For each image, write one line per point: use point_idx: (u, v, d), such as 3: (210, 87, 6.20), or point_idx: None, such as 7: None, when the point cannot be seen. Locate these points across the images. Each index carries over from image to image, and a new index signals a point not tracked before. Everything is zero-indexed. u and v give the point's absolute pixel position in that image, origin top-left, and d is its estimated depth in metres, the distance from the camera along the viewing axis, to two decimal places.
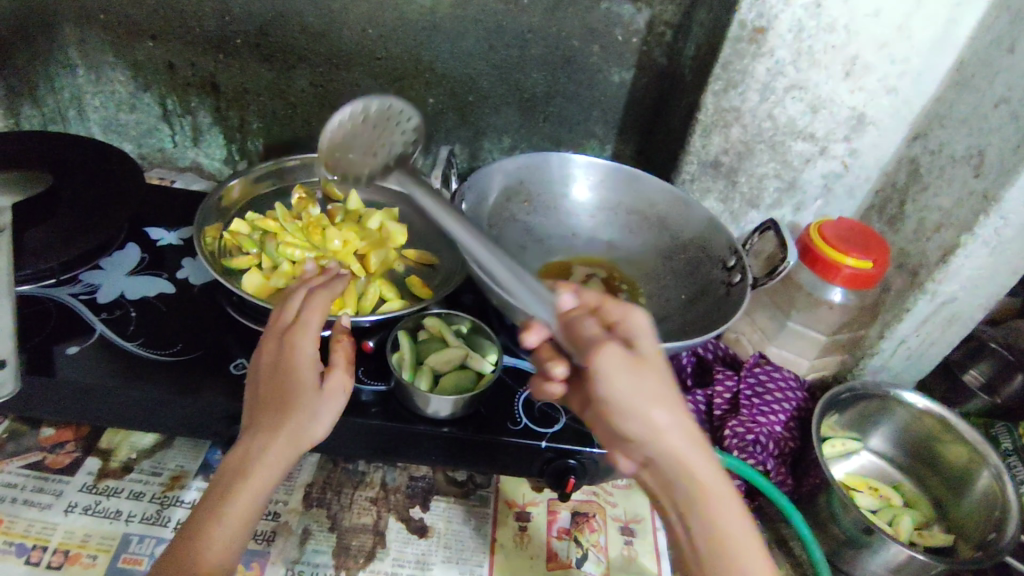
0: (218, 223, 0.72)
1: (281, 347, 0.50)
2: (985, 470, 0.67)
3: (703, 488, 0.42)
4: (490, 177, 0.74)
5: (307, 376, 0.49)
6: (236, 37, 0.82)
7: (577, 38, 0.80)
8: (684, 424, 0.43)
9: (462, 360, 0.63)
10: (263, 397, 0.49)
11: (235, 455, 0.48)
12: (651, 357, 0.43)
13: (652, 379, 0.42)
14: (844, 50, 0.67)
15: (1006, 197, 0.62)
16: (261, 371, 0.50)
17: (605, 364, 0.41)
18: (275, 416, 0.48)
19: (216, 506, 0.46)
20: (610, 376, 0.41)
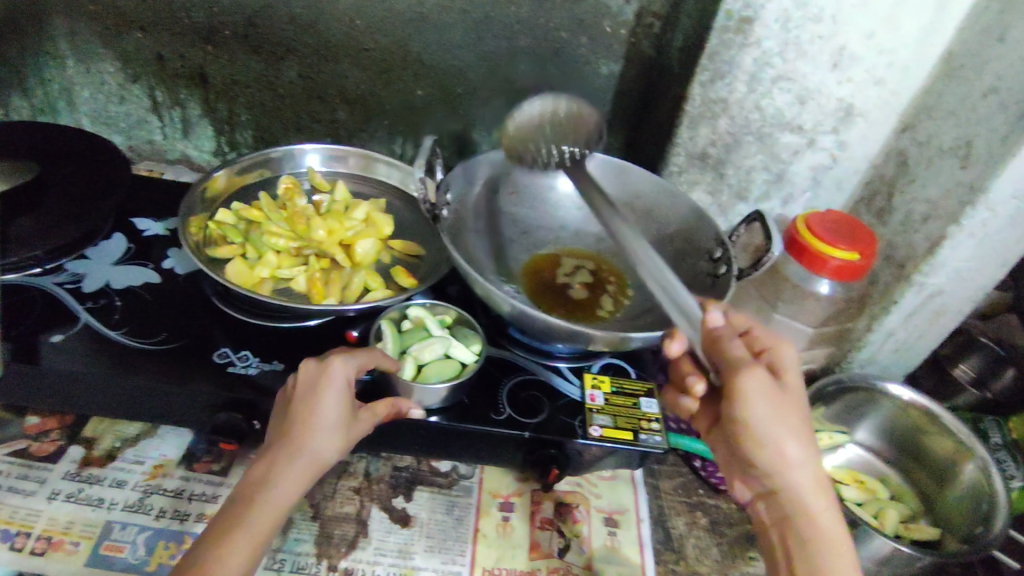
0: (203, 213, 0.71)
1: (317, 372, 0.53)
2: (971, 463, 0.67)
3: (815, 506, 0.52)
4: (476, 168, 0.74)
5: (338, 405, 0.52)
6: (225, 27, 0.82)
7: (565, 30, 0.80)
8: (813, 457, 0.52)
9: (445, 350, 0.62)
10: (290, 421, 0.51)
11: (255, 474, 0.50)
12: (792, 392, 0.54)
13: (792, 412, 0.52)
14: (831, 41, 0.67)
15: (992, 188, 0.61)
16: (296, 398, 0.52)
17: (754, 389, 0.51)
18: (303, 439, 0.50)
19: (233, 521, 0.47)
20: (756, 400, 0.51)
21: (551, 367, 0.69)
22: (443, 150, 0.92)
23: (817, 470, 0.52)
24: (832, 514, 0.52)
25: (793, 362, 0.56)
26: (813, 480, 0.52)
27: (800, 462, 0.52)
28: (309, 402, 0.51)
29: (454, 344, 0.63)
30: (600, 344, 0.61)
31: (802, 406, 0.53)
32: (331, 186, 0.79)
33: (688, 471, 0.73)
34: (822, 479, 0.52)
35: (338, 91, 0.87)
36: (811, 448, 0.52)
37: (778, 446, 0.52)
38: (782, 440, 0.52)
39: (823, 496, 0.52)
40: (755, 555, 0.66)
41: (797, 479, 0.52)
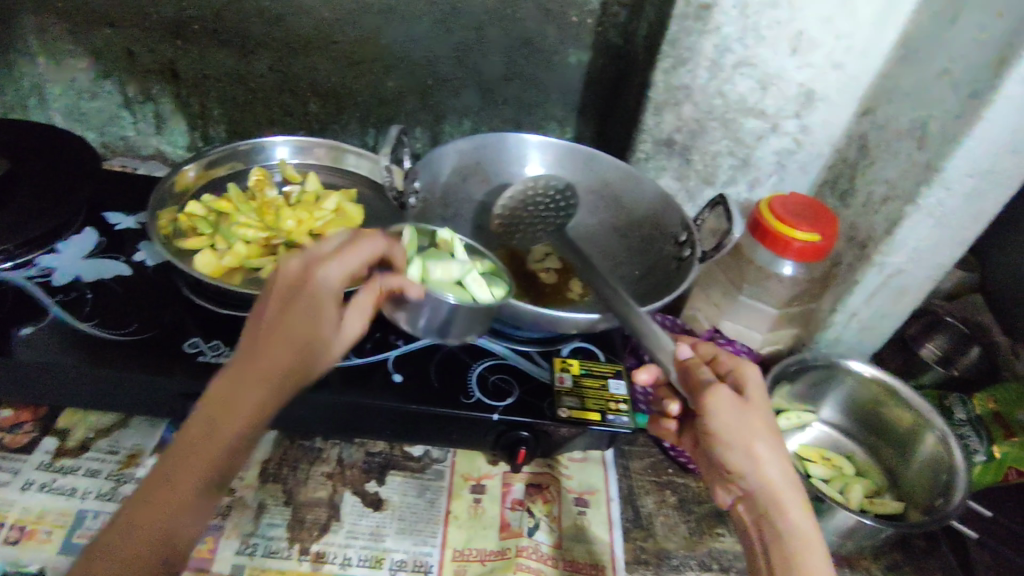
0: (174, 206, 0.72)
1: (305, 270, 0.48)
2: (931, 434, 0.69)
3: (790, 510, 0.50)
4: (443, 156, 0.74)
5: (320, 315, 0.47)
6: (194, 22, 0.82)
7: (533, 20, 0.81)
8: (783, 459, 0.52)
9: (460, 276, 0.60)
10: (268, 329, 0.45)
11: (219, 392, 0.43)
12: (757, 401, 0.53)
13: (758, 418, 0.52)
14: (789, 26, 0.68)
15: (946, 168, 0.63)
16: (271, 307, 0.46)
17: (717, 400, 0.51)
18: (278, 356, 0.44)
19: (183, 461, 0.41)
20: (719, 410, 0.51)
21: (521, 352, 0.71)
22: (416, 142, 0.93)
23: (788, 470, 0.52)
24: (804, 510, 0.51)
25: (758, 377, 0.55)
26: (785, 479, 0.51)
27: (772, 467, 0.51)
28: (286, 315, 0.46)
29: (472, 274, 0.60)
30: (569, 328, 0.62)
31: (768, 416, 0.53)
32: (303, 178, 0.79)
33: (659, 451, 0.74)
34: (793, 477, 0.52)
35: (309, 85, 0.87)
36: (781, 450, 0.52)
37: (748, 449, 0.51)
38: (752, 445, 0.51)
39: (797, 492, 0.51)
40: (723, 532, 0.68)
41: (769, 478, 0.51)
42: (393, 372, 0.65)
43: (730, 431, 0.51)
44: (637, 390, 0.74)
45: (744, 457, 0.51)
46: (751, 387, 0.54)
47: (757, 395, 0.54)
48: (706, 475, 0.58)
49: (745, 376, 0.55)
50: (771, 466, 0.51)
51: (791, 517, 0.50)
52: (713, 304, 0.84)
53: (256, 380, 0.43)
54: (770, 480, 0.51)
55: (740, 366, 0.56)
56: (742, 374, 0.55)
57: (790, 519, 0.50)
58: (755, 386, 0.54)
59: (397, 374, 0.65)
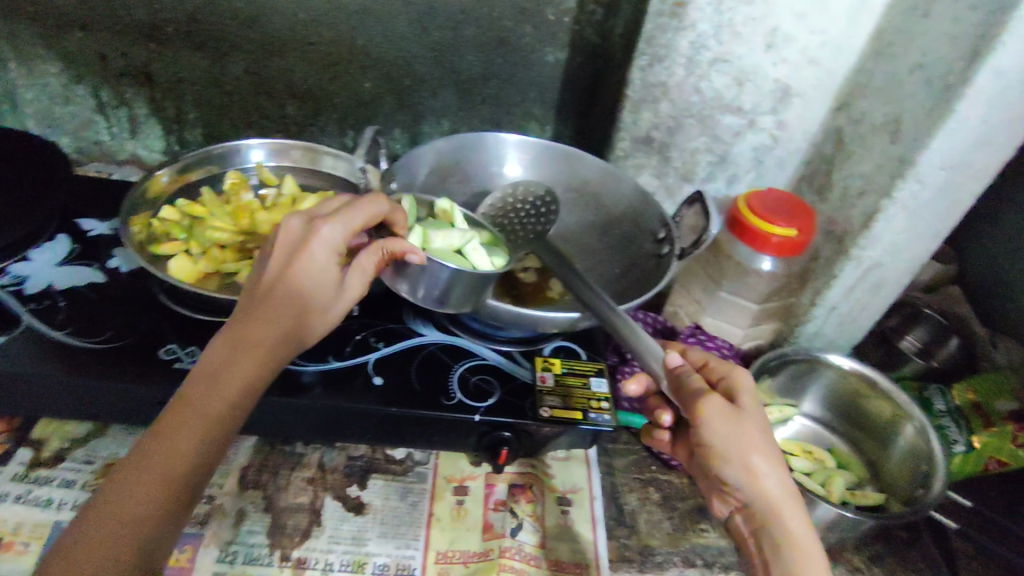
0: (148, 212, 0.71)
1: (305, 231, 0.49)
2: (910, 425, 0.70)
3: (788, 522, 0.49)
4: (422, 157, 0.74)
5: (314, 275, 0.48)
6: (167, 25, 0.81)
7: (509, 19, 0.81)
8: (781, 470, 0.50)
9: (459, 244, 0.62)
10: (267, 292, 0.48)
11: (217, 354, 0.46)
12: (752, 411, 0.51)
13: (753, 428, 0.49)
14: (764, 23, 0.68)
15: (920, 161, 0.63)
16: (268, 268, 0.49)
17: (708, 410, 0.49)
18: (272, 317, 0.47)
19: (180, 423, 0.43)
20: (712, 421, 0.49)
21: (503, 352, 0.71)
22: (396, 143, 0.93)
23: (786, 481, 0.50)
24: (803, 523, 0.49)
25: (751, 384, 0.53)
26: (783, 492, 0.49)
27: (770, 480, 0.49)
28: (283, 276, 0.48)
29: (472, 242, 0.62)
30: (549, 327, 0.62)
31: (763, 425, 0.50)
32: (280, 180, 0.79)
33: (641, 448, 0.75)
34: (791, 488, 0.50)
35: (286, 86, 0.86)
36: (777, 460, 0.50)
37: (744, 462, 0.49)
38: (748, 457, 0.49)
39: (796, 503, 0.49)
40: (706, 527, 0.68)
41: (766, 490, 0.49)
42: (374, 375, 0.64)
43: (723, 443, 0.49)
44: (620, 388, 0.74)
45: (740, 469, 0.50)
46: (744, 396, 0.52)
47: (752, 403, 0.51)
48: (704, 486, 0.56)
49: (738, 384, 0.53)
50: (767, 478, 0.49)
51: (790, 529, 0.48)
52: (693, 301, 0.84)
53: (250, 344, 0.46)
54: (768, 493, 0.49)
55: (734, 373, 0.54)
56: (736, 382, 0.53)
57: (788, 532, 0.48)
58: (750, 394, 0.52)
59: (377, 377, 0.64)
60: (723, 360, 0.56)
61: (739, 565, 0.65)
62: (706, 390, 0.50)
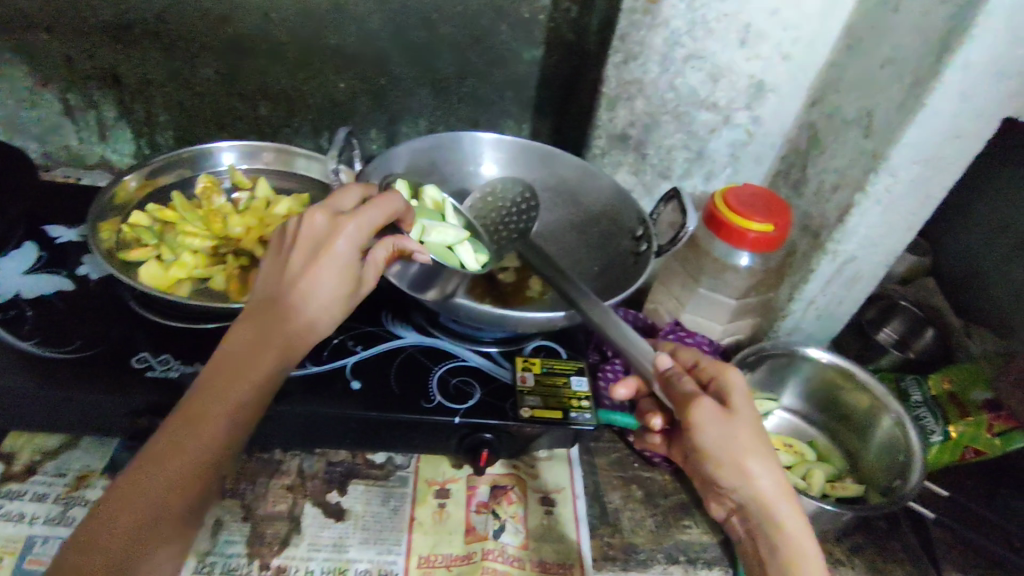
0: (116, 218, 0.69)
1: (327, 224, 0.50)
2: (888, 417, 0.70)
3: (784, 520, 0.49)
4: (399, 157, 0.72)
5: (341, 270, 0.49)
6: (135, 26, 0.79)
7: (484, 17, 0.80)
8: (775, 469, 0.50)
9: (451, 241, 0.66)
10: (289, 281, 0.48)
11: (239, 346, 0.46)
12: (743, 411, 0.50)
13: (744, 430, 0.49)
14: (737, 19, 0.68)
15: (892, 155, 0.63)
16: (294, 258, 0.49)
17: (699, 416, 0.49)
18: (300, 309, 0.48)
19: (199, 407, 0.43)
20: (702, 426, 0.49)
21: (482, 352, 0.70)
22: (372, 144, 0.92)
23: (780, 479, 0.50)
24: (800, 520, 0.49)
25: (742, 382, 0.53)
26: (776, 491, 0.49)
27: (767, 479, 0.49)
28: (312, 267, 0.48)
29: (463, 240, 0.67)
30: (528, 328, 0.62)
31: (757, 426, 0.50)
32: (253, 183, 0.78)
33: (624, 446, 0.75)
34: (786, 485, 0.50)
35: (258, 87, 0.85)
36: (771, 460, 0.49)
37: (736, 464, 0.49)
38: (741, 460, 0.49)
39: (790, 500, 0.49)
40: (689, 523, 0.68)
41: (761, 490, 0.49)
42: (352, 379, 0.64)
43: (715, 447, 0.50)
44: (601, 385, 0.74)
45: (733, 471, 0.50)
46: (736, 397, 0.51)
47: (742, 403, 0.51)
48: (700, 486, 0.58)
49: (728, 384, 0.52)
50: (761, 478, 0.49)
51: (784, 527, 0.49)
52: (672, 297, 0.84)
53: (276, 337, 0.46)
54: (761, 492, 0.49)
55: (723, 373, 0.53)
56: (726, 382, 0.52)
57: (784, 530, 0.49)
58: (740, 394, 0.52)
59: (355, 381, 0.64)
60: (713, 358, 0.55)
61: (722, 560, 0.65)
62: (696, 393, 0.50)
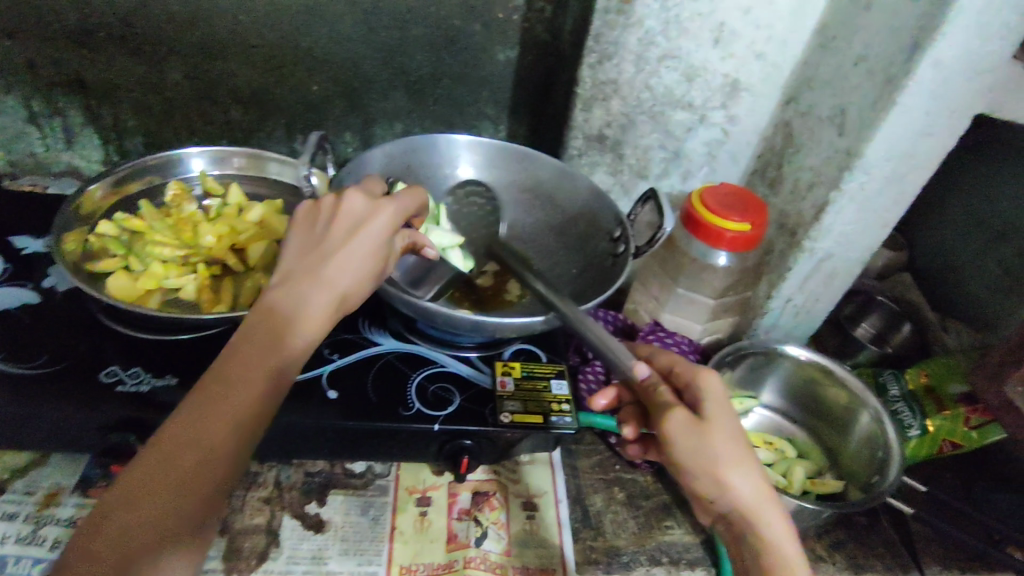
0: (82, 227, 0.68)
1: (365, 204, 0.52)
2: (866, 414, 0.71)
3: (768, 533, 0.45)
4: (373, 161, 0.71)
5: (375, 247, 0.50)
6: (100, 30, 0.77)
7: (457, 18, 0.79)
8: (756, 481, 0.46)
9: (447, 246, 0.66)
10: (331, 249, 0.49)
11: (271, 318, 0.45)
12: (718, 419, 0.47)
13: (718, 439, 0.46)
14: (710, 18, 0.68)
15: (865, 153, 0.64)
16: (332, 231, 0.50)
17: (670, 428, 0.47)
18: (337, 279, 0.48)
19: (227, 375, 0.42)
20: (673, 439, 0.47)
21: (461, 357, 0.70)
22: (347, 147, 0.91)
23: (761, 491, 0.46)
24: (785, 534, 0.45)
25: (721, 388, 0.49)
26: (756, 502, 0.45)
27: (748, 491, 0.45)
28: (351, 240, 0.49)
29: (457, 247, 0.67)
30: (506, 333, 0.61)
31: (734, 435, 0.46)
32: (225, 190, 0.76)
33: (605, 448, 0.75)
34: (769, 497, 0.46)
35: (229, 91, 0.84)
36: (750, 469, 0.46)
37: (712, 476, 0.46)
38: (716, 473, 0.45)
39: (773, 513, 0.45)
40: (671, 524, 0.68)
41: (740, 502, 0.45)
42: (328, 389, 0.63)
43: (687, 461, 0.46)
44: (582, 388, 0.74)
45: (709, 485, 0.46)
46: (711, 406, 0.48)
47: (717, 411, 0.47)
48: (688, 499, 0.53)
49: (703, 390, 0.49)
50: (739, 490, 0.45)
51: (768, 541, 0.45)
52: (652, 298, 0.84)
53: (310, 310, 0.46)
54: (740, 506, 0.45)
55: (699, 377, 0.50)
56: (702, 387, 0.49)
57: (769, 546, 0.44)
58: (717, 400, 0.48)
59: (332, 391, 0.62)
60: (690, 363, 0.52)
61: (704, 560, 0.65)
62: (670, 404, 0.48)
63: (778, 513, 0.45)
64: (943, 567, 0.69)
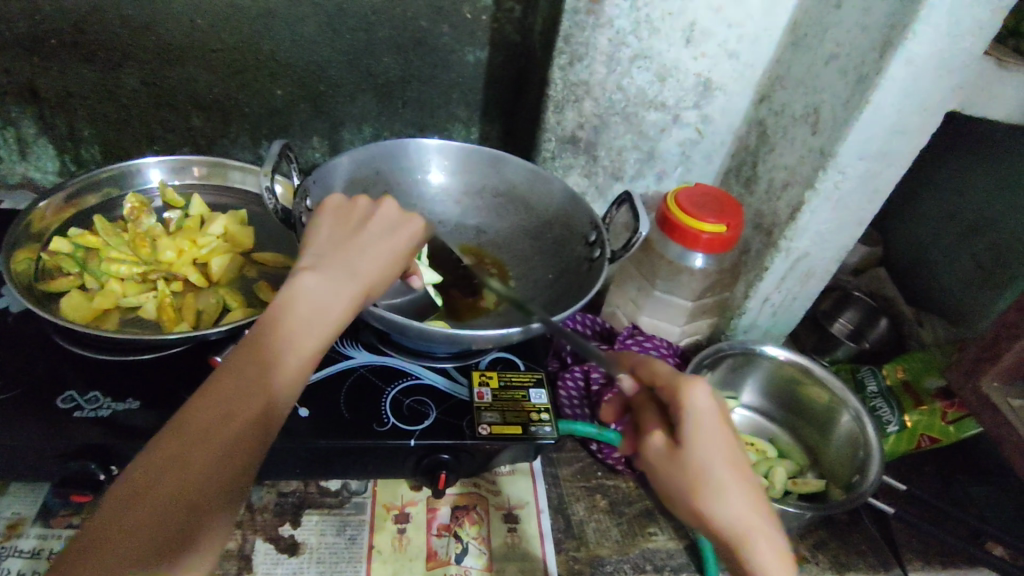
0: (34, 244, 0.65)
1: (398, 210, 0.52)
2: (846, 414, 0.71)
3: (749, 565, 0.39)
4: (339, 168, 0.68)
5: (407, 250, 0.50)
6: (50, 36, 0.74)
7: (425, 19, 0.77)
8: (737, 510, 0.40)
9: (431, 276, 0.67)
10: (366, 247, 0.48)
11: (292, 311, 0.43)
12: (689, 444, 0.41)
13: (688, 467, 0.41)
14: (681, 17, 0.67)
15: (838, 152, 0.63)
16: (368, 226, 0.49)
17: (647, 454, 0.43)
18: (371, 274, 0.47)
19: (228, 386, 0.40)
20: (650, 466, 0.43)
21: (437, 369, 0.68)
22: (315, 152, 0.89)
23: (746, 523, 0.40)
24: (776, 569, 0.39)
25: (703, 403, 0.42)
26: (739, 535, 0.39)
27: (727, 521, 0.40)
28: (389, 240, 0.49)
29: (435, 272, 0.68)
30: (482, 344, 0.60)
31: (710, 460, 0.41)
32: (187, 201, 0.74)
33: (587, 455, 0.74)
34: (757, 525, 0.40)
35: (189, 97, 0.81)
36: (729, 497, 0.40)
37: (686, 506, 0.41)
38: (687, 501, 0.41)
39: (755, 548, 0.39)
40: (655, 531, 0.68)
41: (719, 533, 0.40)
42: (300, 406, 0.60)
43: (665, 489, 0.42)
44: (561, 395, 0.73)
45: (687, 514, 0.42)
46: (689, 425, 0.41)
47: (693, 433, 0.41)
48: None
49: (682, 405, 0.42)
50: (717, 521, 0.40)
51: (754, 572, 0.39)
52: (630, 301, 0.84)
53: (333, 302, 0.45)
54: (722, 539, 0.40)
55: (679, 391, 0.43)
56: (680, 402, 0.42)
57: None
58: (696, 417, 0.41)
59: (303, 408, 0.60)
60: (671, 368, 0.44)
61: (688, 566, 0.65)
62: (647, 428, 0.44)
63: (763, 545, 0.39)
64: (924, 564, 0.69)
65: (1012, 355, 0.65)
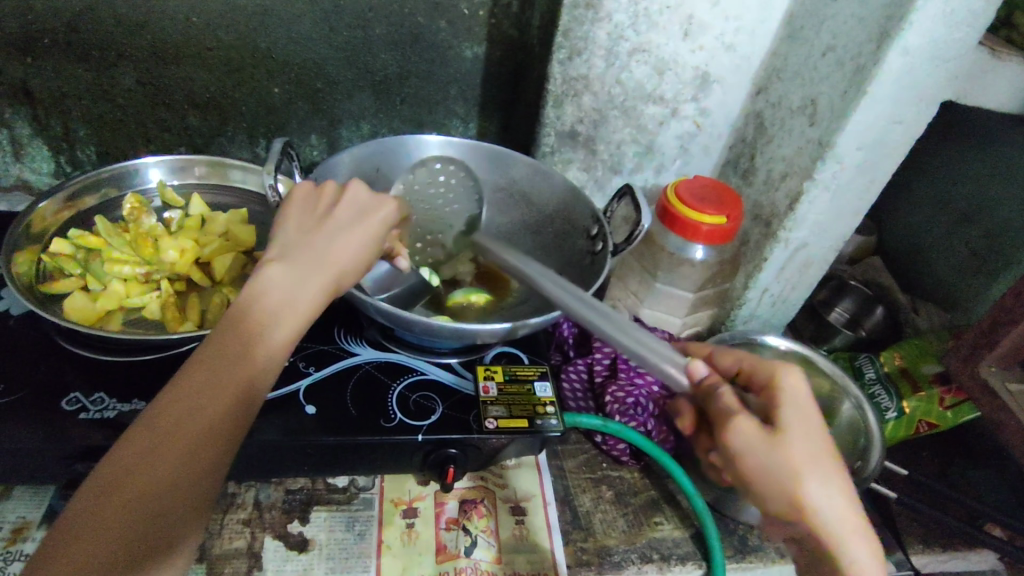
0: (34, 246, 0.65)
1: (367, 197, 0.51)
2: (846, 402, 0.72)
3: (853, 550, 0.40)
4: (340, 165, 0.68)
5: (377, 237, 0.50)
6: (44, 36, 0.73)
7: (422, 14, 0.77)
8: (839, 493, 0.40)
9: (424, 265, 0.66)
10: (326, 237, 0.48)
11: (262, 306, 0.43)
12: (798, 424, 0.41)
13: (801, 450, 0.40)
14: (679, 11, 0.67)
15: (837, 143, 0.64)
16: (334, 216, 0.49)
17: (742, 432, 0.40)
18: (336, 264, 0.47)
19: (202, 381, 0.40)
20: (748, 446, 0.40)
21: (441, 364, 0.68)
22: (314, 150, 0.88)
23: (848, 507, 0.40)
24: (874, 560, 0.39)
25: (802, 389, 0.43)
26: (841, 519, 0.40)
27: (825, 507, 0.40)
28: (355, 227, 0.49)
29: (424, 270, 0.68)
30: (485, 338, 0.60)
31: (817, 443, 0.41)
32: (186, 200, 0.74)
33: (592, 447, 0.74)
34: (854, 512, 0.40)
35: (186, 96, 0.80)
36: (837, 481, 0.40)
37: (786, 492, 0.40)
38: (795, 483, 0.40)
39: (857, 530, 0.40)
40: (660, 520, 0.68)
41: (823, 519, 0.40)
42: (306, 404, 0.60)
43: (760, 472, 0.40)
44: (565, 387, 0.74)
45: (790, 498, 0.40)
46: (789, 409, 0.42)
47: (798, 414, 0.42)
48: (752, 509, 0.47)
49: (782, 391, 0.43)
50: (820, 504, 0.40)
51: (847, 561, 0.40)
52: (631, 294, 0.85)
53: (300, 294, 0.45)
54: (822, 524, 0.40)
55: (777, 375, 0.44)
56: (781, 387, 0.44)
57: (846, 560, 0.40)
58: (797, 400, 0.43)
59: (310, 406, 0.60)
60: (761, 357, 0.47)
61: (695, 555, 0.66)
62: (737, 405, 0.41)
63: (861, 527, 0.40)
64: (924, 547, 0.70)
65: (1009, 341, 0.66)
